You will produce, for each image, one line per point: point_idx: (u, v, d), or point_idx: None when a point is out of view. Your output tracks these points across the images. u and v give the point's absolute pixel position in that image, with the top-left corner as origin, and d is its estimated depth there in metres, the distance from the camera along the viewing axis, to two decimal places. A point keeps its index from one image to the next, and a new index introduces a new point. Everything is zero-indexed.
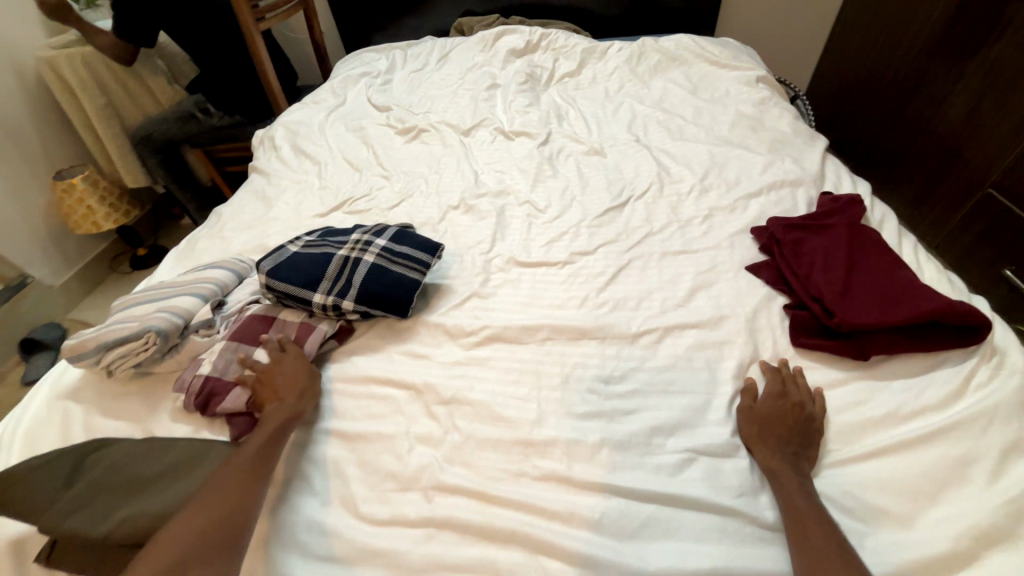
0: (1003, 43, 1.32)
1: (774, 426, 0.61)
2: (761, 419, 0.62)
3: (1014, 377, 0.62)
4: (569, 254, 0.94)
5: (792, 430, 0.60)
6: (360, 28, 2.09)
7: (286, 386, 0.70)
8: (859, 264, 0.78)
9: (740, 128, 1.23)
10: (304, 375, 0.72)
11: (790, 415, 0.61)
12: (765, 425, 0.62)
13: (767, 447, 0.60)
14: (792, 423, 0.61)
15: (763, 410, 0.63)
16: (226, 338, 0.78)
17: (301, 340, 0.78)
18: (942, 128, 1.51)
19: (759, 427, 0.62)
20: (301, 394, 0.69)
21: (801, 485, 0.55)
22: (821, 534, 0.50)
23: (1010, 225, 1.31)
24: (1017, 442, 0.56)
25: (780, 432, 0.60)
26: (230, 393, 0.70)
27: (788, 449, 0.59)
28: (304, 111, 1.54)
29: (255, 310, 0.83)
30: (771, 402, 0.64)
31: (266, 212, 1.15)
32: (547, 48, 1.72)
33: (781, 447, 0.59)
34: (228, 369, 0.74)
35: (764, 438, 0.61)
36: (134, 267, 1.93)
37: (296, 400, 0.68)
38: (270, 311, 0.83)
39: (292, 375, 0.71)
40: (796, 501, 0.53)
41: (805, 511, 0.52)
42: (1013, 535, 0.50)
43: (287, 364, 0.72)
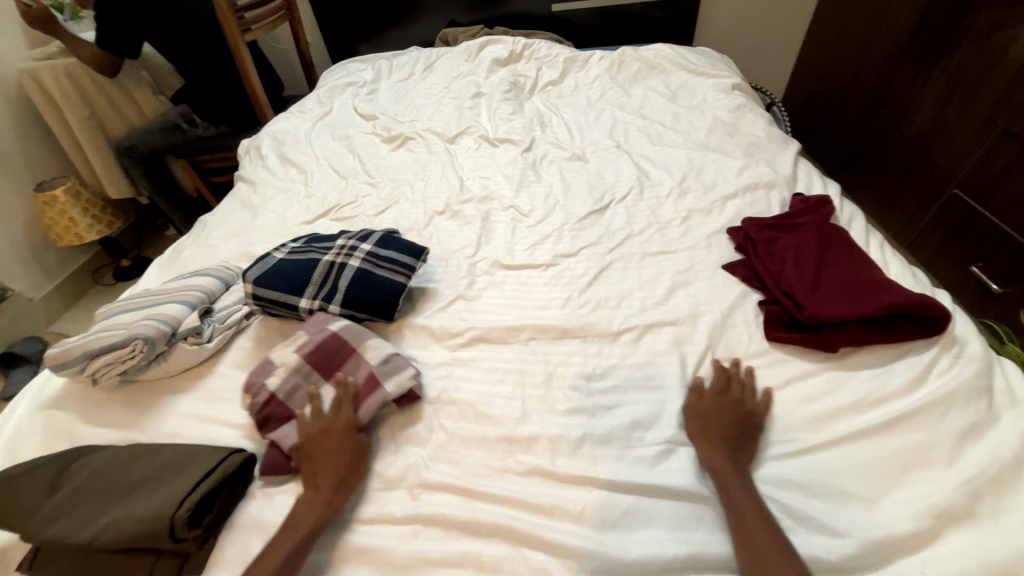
0: (964, 51, 1.39)
1: (714, 421, 0.63)
2: (706, 414, 0.64)
3: (972, 365, 0.66)
4: (552, 256, 0.96)
5: (734, 425, 0.62)
6: (347, 39, 2.11)
7: (323, 470, 0.60)
8: (828, 261, 0.81)
9: (716, 133, 1.27)
10: (344, 458, 0.61)
11: (732, 411, 0.64)
12: (711, 421, 0.63)
13: (709, 444, 0.61)
14: (734, 418, 0.63)
15: (708, 407, 0.65)
16: (299, 356, 0.72)
17: (361, 396, 0.68)
18: (910, 132, 1.57)
19: (704, 423, 0.63)
20: (335, 487, 0.59)
21: (742, 482, 0.57)
22: (764, 531, 0.51)
23: (975, 224, 1.36)
24: (974, 426, 0.60)
25: (724, 428, 0.62)
26: (286, 425, 0.67)
27: (727, 444, 0.60)
28: (291, 120, 1.55)
29: (336, 328, 0.76)
30: (714, 399, 0.66)
31: (252, 220, 1.16)
32: (530, 58, 1.76)
33: (723, 443, 0.60)
34: (289, 397, 0.70)
35: (713, 435, 0.62)
36: (117, 278, 1.91)
37: (328, 497, 0.58)
38: (351, 335, 0.75)
39: (334, 456, 0.61)
40: (739, 499, 0.55)
41: (747, 509, 0.54)
42: (972, 512, 0.52)
43: (331, 438, 0.63)
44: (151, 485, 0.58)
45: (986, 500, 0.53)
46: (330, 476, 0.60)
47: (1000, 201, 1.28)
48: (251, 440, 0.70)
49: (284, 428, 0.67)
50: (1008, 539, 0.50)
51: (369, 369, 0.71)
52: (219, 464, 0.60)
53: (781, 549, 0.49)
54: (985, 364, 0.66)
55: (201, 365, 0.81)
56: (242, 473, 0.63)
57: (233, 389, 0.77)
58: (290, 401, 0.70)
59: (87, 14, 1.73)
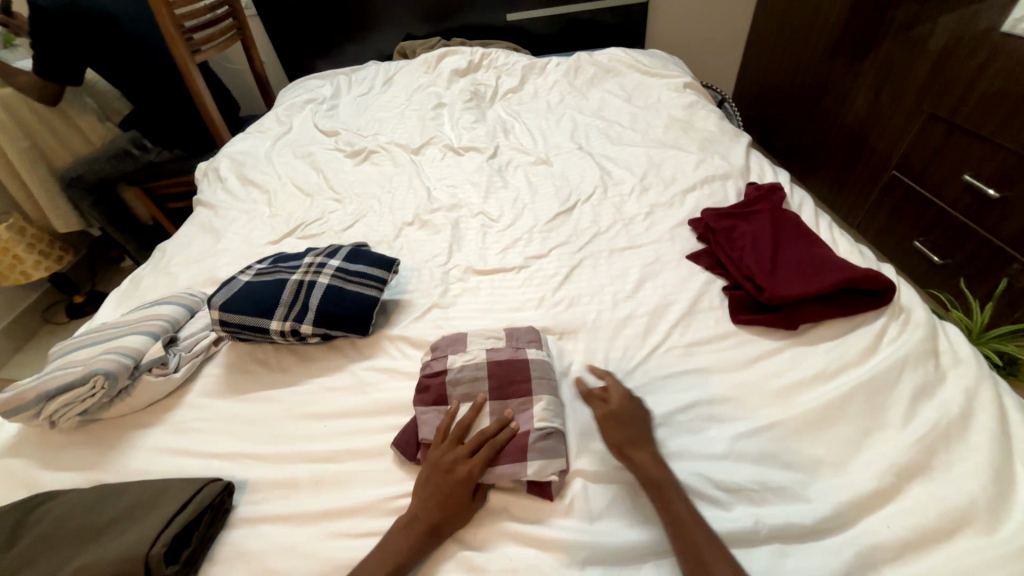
0: (890, 43, 1.49)
1: (628, 426, 0.61)
2: (623, 420, 0.62)
3: (918, 331, 0.71)
4: (524, 258, 0.97)
5: (646, 428, 0.62)
6: (302, 55, 2.09)
7: (430, 502, 0.56)
8: (784, 244, 0.85)
9: (673, 130, 1.33)
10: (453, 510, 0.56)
11: (642, 416, 0.63)
12: (626, 427, 0.61)
13: (640, 452, 0.59)
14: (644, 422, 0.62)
15: (621, 412, 0.63)
16: (487, 358, 0.70)
17: (502, 454, 0.60)
18: (849, 120, 1.68)
19: (621, 429, 0.61)
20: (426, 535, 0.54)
21: (679, 493, 0.55)
22: (708, 546, 0.50)
23: (913, 202, 1.46)
24: (924, 386, 0.64)
25: (639, 433, 0.61)
26: (436, 411, 0.67)
27: (648, 447, 0.59)
28: (249, 141, 1.52)
29: (531, 356, 0.70)
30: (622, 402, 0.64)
31: (215, 244, 1.13)
32: (489, 67, 1.79)
33: (651, 452, 0.59)
34: (454, 386, 0.68)
35: (635, 439, 0.60)
36: (71, 315, 1.80)
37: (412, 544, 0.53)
38: (540, 372, 0.68)
39: (444, 497, 0.56)
40: (681, 513, 0.52)
41: (687, 517, 0.52)
42: (926, 467, 0.57)
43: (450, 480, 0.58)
44: (121, 525, 0.55)
45: (938, 454, 0.57)
46: (430, 517, 0.55)
47: (933, 178, 1.38)
48: (228, 468, 0.68)
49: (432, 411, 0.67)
50: (960, 487, 0.54)
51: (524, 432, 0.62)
52: (195, 496, 0.58)
53: (721, 554, 0.49)
54: (929, 329, 0.71)
55: (170, 396, 0.79)
56: (220, 504, 0.61)
57: (205, 418, 0.75)
58: (449, 390, 0.68)
59: (21, 42, 1.65)
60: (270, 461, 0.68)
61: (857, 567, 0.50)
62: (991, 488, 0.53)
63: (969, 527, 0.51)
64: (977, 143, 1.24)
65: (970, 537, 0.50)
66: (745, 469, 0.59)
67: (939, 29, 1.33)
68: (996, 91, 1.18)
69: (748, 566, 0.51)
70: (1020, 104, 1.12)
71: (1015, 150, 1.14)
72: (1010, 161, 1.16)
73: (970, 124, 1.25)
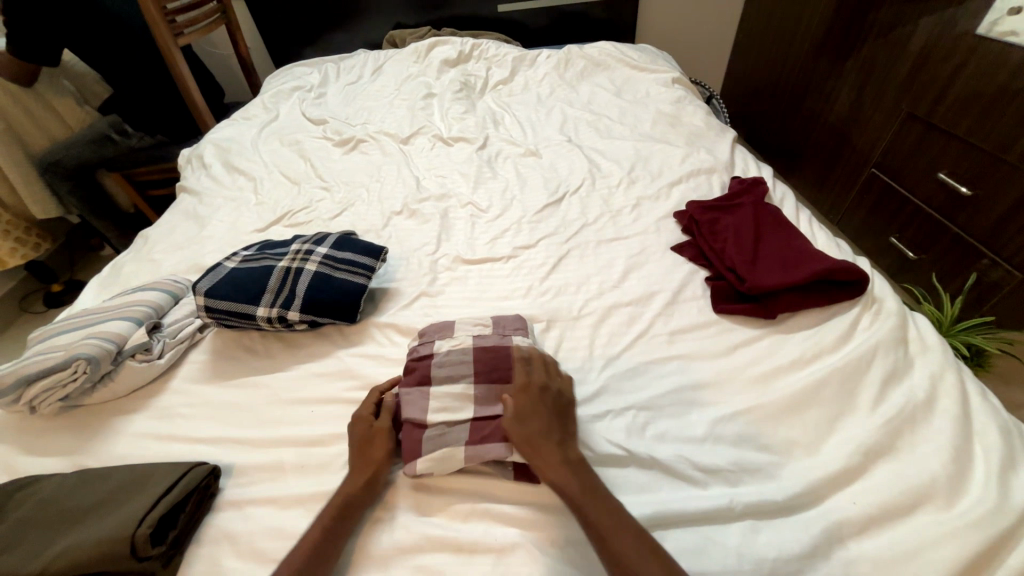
0: (872, 44, 1.53)
1: (533, 421, 0.60)
2: (528, 412, 0.61)
3: (889, 319, 0.74)
4: (512, 249, 0.98)
5: (552, 417, 0.61)
6: (288, 41, 2.05)
7: (361, 457, 0.62)
8: (765, 236, 0.88)
9: (660, 125, 1.34)
10: (373, 446, 0.62)
11: (546, 408, 0.61)
12: (531, 422, 0.60)
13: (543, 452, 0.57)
14: (550, 410, 0.61)
15: (525, 404, 0.62)
16: (471, 344, 0.70)
17: (490, 435, 0.61)
18: (832, 119, 1.72)
19: (526, 426, 0.60)
20: (357, 477, 0.59)
21: (588, 486, 0.55)
22: (626, 541, 0.50)
23: (891, 199, 1.50)
24: (893, 372, 0.67)
25: (544, 426, 0.59)
26: (420, 390, 0.66)
27: (555, 441, 0.58)
28: (234, 128, 1.50)
29: (516, 342, 0.71)
30: (524, 396, 0.63)
31: (200, 231, 1.11)
32: (479, 58, 1.78)
33: (554, 449, 0.57)
34: (440, 368, 0.68)
35: (536, 437, 0.58)
36: (49, 304, 1.76)
37: (346, 490, 0.58)
38: (525, 358, 0.69)
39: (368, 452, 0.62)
40: (593, 509, 0.52)
41: (601, 514, 0.52)
42: (893, 447, 0.60)
43: (359, 428, 0.65)
44: (106, 508, 0.55)
45: (904, 436, 0.60)
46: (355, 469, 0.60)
47: (910, 176, 1.42)
48: (214, 452, 0.68)
49: (419, 392, 0.66)
50: (923, 465, 0.57)
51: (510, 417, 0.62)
52: (181, 479, 0.58)
53: (638, 543, 0.50)
54: (899, 318, 0.74)
55: (154, 382, 0.78)
56: (207, 487, 0.61)
57: (190, 404, 0.74)
58: (436, 372, 0.67)
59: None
60: (258, 445, 0.68)
61: (825, 540, 0.52)
62: (951, 466, 0.56)
63: (928, 503, 0.54)
64: (953, 142, 1.28)
65: (929, 512, 0.53)
66: (722, 451, 0.61)
67: (920, 29, 1.36)
68: (971, 92, 1.21)
69: (722, 540, 0.53)
70: (994, 105, 1.16)
71: (987, 150, 1.19)
72: (984, 161, 1.20)
73: (945, 123, 1.29)
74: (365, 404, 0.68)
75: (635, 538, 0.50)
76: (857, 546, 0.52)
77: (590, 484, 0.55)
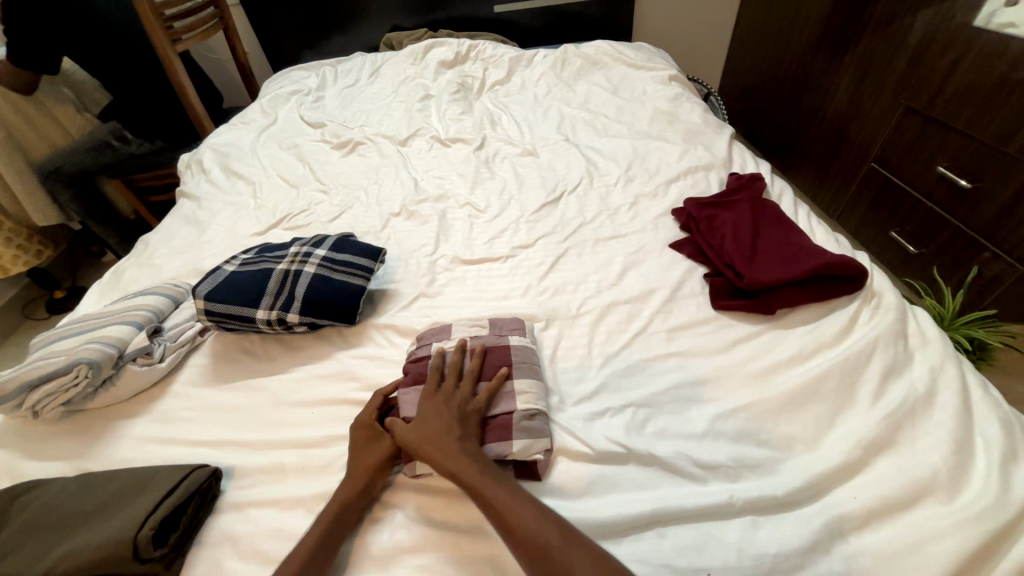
0: (870, 38, 1.52)
1: (430, 425, 0.60)
2: (427, 416, 0.61)
3: (889, 313, 0.73)
4: (510, 248, 0.98)
5: (452, 417, 0.60)
6: (286, 46, 2.06)
7: (358, 463, 0.61)
8: (763, 232, 0.88)
9: (658, 122, 1.34)
10: (372, 452, 0.62)
11: (445, 410, 0.61)
12: (430, 425, 0.60)
13: (440, 451, 0.57)
14: (448, 411, 0.61)
15: (425, 410, 0.62)
16: (469, 345, 0.71)
17: (489, 434, 0.61)
18: (830, 114, 1.72)
19: (424, 430, 0.59)
20: (354, 482, 0.59)
21: (490, 472, 0.55)
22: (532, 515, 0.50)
23: (891, 193, 1.50)
24: (893, 366, 0.67)
25: (442, 427, 0.59)
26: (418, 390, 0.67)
27: (452, 440, 0.57)
28: (233, 132, 1.51)
29: (514, 343, 0.72)
30: (427, 402, 0.63)
31: (199, 236, 1.12)
32: (476, 59, 1.78)
33: (451, 446, 0.57)
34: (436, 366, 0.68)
35: (436, 441, 0.58)
36: (52, 311, 1.76)
37: (342, 495, 0.58)
38: (523, 358, 0.70)
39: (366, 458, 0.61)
40: (496, 493, 0.52)
41: (503, 497, 0.52)
42: (893, 442, 0.59)
43: (360, 435, 0.64)
44: (109, 511, 0.55)
45: (905, 429, 0.60)
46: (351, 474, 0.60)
47: (910, 171, 1.42)
48: (216, 455, 0.68)
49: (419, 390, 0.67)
50: (924, 459, 0.56)
51: (510, 413, 0.63)
52: (183, 481, 0.59)
53: (544, 517, 0.50)
54: (899, 311, 0.74)
55: (155, 386, 0.79)
56: (208, 490, 0.62)
57: (191, 407, 0.75)
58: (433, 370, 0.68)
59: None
60: (259, 448, 0.68)
61: (826, 535, 0.52)
62: (952, 459, 0.56)
63: (929, 497, 0.54)
64: (952, 134, 1.27)
65: (930, 506, 0.53)
66: (722, 447, 0.61)
67: (917, 23, 1.35)
68: (969, 84, 1.21)
69: (722, 536, 0.53)
70: (992, 97, 1.16)
71: (987, 142, 1.18)
72: (984, 153, 1.20)
73: (944, 116, 1.28)
74: (366, 407, 0.67)
75: (545, 523, 0.50)
76: (859, 541, 0.52)
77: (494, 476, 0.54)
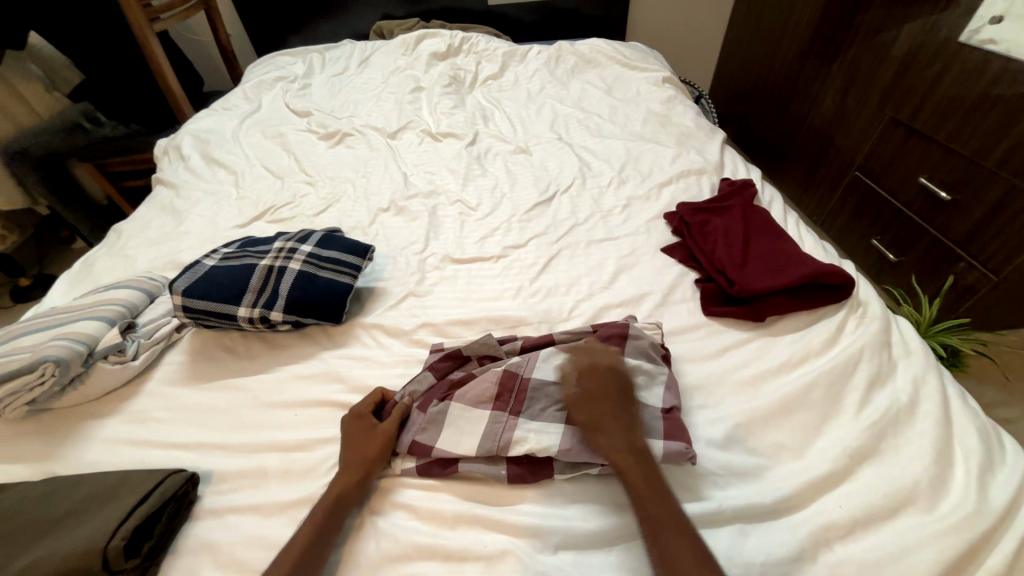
0: (858, 47, 1.54)
1: (601, 409, 0.58)
2: (591, 399, 0.59)
3: (874, 322, 0.75)
4: (502, 248, 0.97)
5: (614, 406, 0.58)
6: (271, 29, 2.00)
7: (354, 452, 0.61)
8: (754, 239, 0.88)
9: (651, 124, 1.34)
10: (369, 445, 0.61)
11: (612, 392, 0.59)
12: (596, 408, 0.58)
13: (605, 436, 0.56)
14: (616, 393, 0.59)
15: (601, 391, 0.59)
16: (485, 346, 0.69)
17: (481, 437, 0.60)
18: (817, 121, 1.74)
19: (592, 410, 0.58)
20: (349, 474, 0.58)
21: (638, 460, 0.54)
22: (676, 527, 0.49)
23: (873, 201, 1.53)
24: (877, 375, 0.68)
25: (611, 412, 0.58)
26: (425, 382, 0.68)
27: (620, 428, 0.56)
28: (214, 118, 1.45)
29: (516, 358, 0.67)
30: (596, 381, 0.60)
31: (177, 226, 1.07)
32: (469, 52, 1.75)
33: (616, 430, 0.56)
34: (651, 363, 0.67)
35: (599, 424, 0.57)
36: (16, 299, 1.67)
37: (338, 487, 0.57)
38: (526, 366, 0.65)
39: (362, 448, 0.61)
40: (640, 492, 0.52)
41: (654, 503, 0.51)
42: (877, 450, 0.60)
43: (355, 426, 0.63)
44: (73, 521, 0.52)
45: (888, 438, 0.61)
46: (349, 464, 0.59)
47: (892, 180, 1.45)
48: (194, 458, 0.65)
49: None
50: (906, 469, 0.58)
51: (514, 417, 0.61)
52: (157, 488, 0.56)
53: (684, 527, 0.49)
54: (884, 321, 0.75)
55: (128, 384, 0.75)
56: (184, 496, 0.59)
57: (167, 407, 0.72)
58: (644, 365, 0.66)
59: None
60: (237, 450, 0.66)
61: (812, 543, 0.53)
62: (933, 468, 0.57)
63: (911, 506, 0.55)
64: (934, 146, 1.30)
65: (911, 514, 0.55)
66: (713, 454, 0.61)
67: (903, 34, 1.38)
68: (951, 98, 1.24)
69: (711, 544, 0.53)
70: (974, 111, 1.18)
71: (967, 155, 1.21)
72: (964, 166, 1.23)
73: (927, 128, 1.31)
74: (365, 398, 0.67)
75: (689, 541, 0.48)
76: (843, 550, 0.53)
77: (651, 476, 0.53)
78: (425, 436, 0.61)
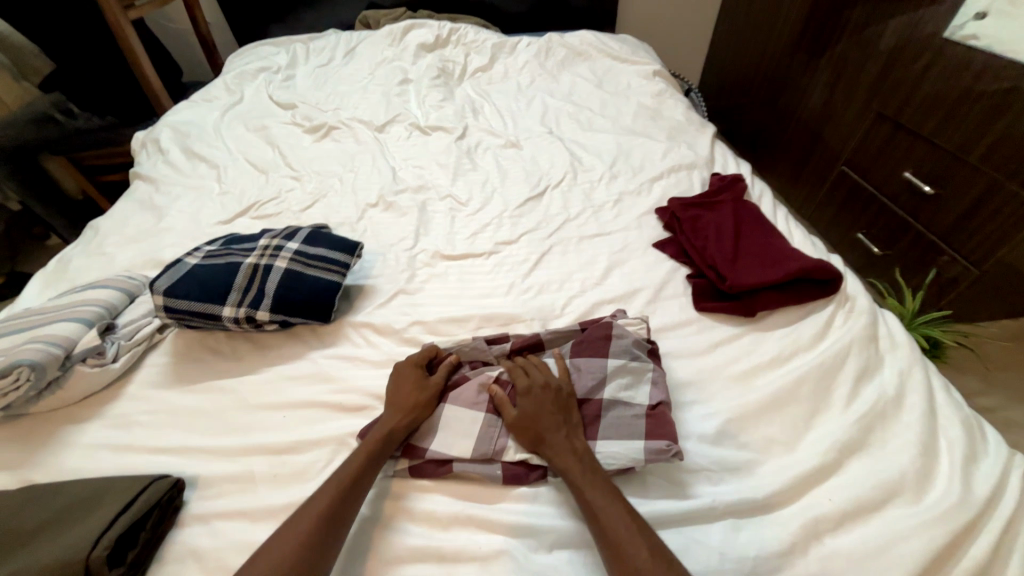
0: (847, 41, 1.55)
1: (543, 417, 0.58)
2: (528, 414, 0.59)
3: (862, 317, 0.76)
4: (493, 244, 0.96)
5: (556, 413, 0.59)
6: (253, 18, 1.94)
7: (404, 393, 0.63)
8: (745, 234, 0.89)
9: (641, 118, 1.33)
10: (420, 390, 0.64)
11: (551, 401, 0.60)
12: (537, 415, 0.59)
13: (547, 443, 0.56)
14: (554, 405, 0.60)
15: (541, 400, 0.60)
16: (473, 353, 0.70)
17: (476, 441, 0.60)
18: (805, 115, 1.76)
19: (532, 418, 0.58)
20: (400, 413, 0.61)
21: (581, 462, 0.55)
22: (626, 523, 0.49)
23: (859, 195, 1.55)
24: (865, 369, 0.69)
25: (553, 419, 0.58)
26: None
27: (561, 433, 0.57)
28: (195, 110, 1.40)
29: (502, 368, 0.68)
30: (536, 391, 0.61)
31: (157, 223, 1.04)
32: (457, 43, 1.72)
33: (557, 437, 0.57)
34: (637, 359, 0.66)
35: (540, 429, 0.58)
36: None
37: (388, 424, 0.60)
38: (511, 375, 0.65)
39: (411, 389, 0.64)
40: (587, 493, 0.52)
41: (601, 504, 0.51)
42: (865, 443, 0.61)
43: (411, 370, 0.66)
44: (52, 531, 0.50)
45: (875, 432, 0.62)
46: (399, 404, 0.62)
47: (878, 174, 1.47)
48: (179, 462, 0.64)
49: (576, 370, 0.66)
50: (893, 461, 0.59)
51: None
52: (142, 494, 0.55)
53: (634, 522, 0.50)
54: (870, 315, 0.76)
55: (109, 387, 0.73)
56: (170, 501, 0.58)
57: (150, 411, 0.70)
58: (629, 363, 0.65)
59: None
60: (224, 454, 0.64)
61: (803, 536, 0.54)
62: (919, 461, 0.58)
63: (898, 497, 0.56)
64: (918, 141, 1.32)
65: (899, 506, 0.56)
66: (705, 450, 0.62)
67: (890, 29, 1.39)
68: (936, 93, 1.25)
69: (704, 541, 0.54)
70: (957, 106, 1.20)
71: (949, 150, 1.24)
72: (947, 161, 1.25)
73: (912, 123, 1.33)
74: (421, 349, 0.70)
75: (640, 538, 0.48)
76: (833, 542, 0.54)
77: (601, 475, 0.54)
78: (421, 436, 0.61)
